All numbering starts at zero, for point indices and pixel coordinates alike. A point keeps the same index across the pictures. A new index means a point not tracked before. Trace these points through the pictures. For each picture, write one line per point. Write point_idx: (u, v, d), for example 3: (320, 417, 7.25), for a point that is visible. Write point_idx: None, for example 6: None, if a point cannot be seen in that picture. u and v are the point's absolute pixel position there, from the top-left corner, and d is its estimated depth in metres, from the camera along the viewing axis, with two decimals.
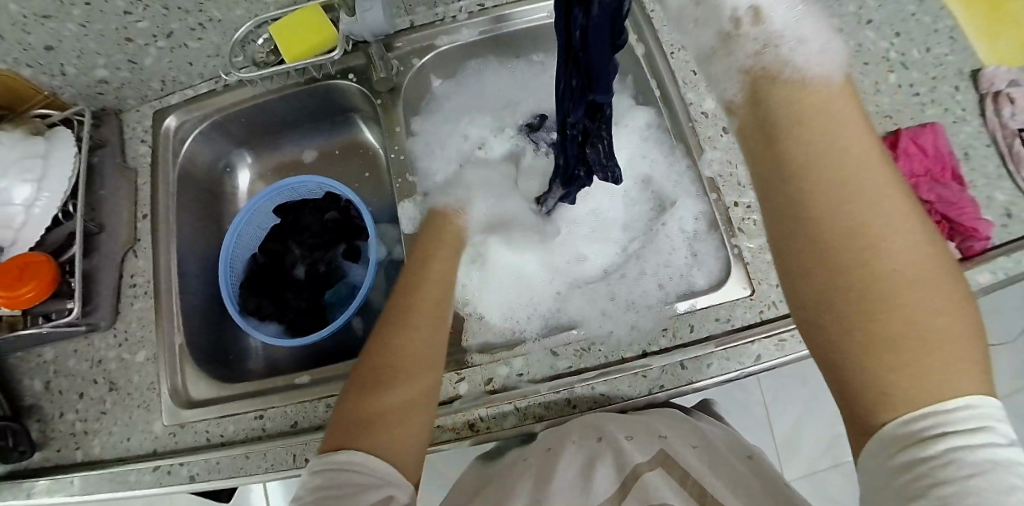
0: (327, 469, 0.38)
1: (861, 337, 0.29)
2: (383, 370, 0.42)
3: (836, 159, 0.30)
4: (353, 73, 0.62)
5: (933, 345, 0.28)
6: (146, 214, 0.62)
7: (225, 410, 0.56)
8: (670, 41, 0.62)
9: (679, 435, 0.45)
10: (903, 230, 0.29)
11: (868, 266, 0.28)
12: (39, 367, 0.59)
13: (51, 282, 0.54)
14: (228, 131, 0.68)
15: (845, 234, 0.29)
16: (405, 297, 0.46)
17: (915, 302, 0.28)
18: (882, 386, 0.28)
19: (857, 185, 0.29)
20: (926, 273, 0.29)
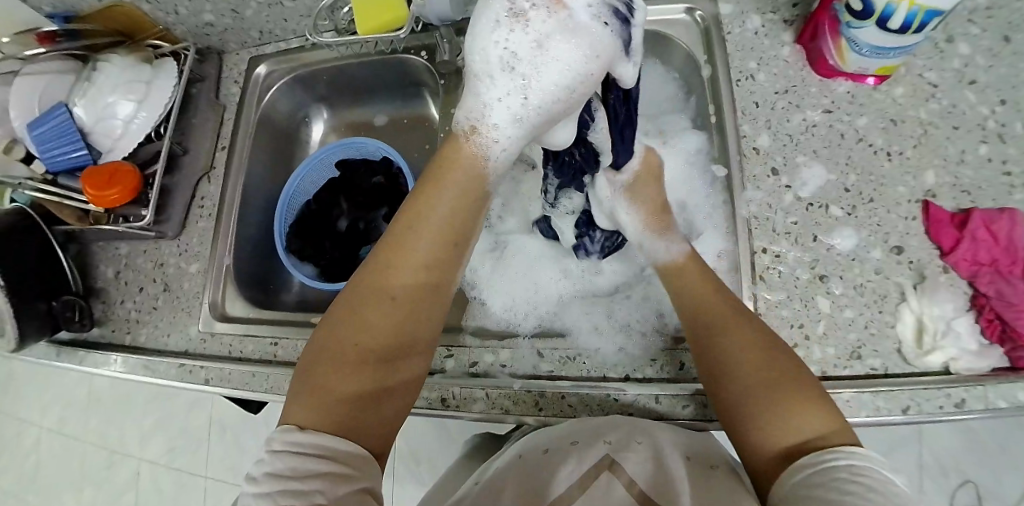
0: (289, 452, 0.35)
1: (726, 407, 0.42)
2: (353, 353, 0.40)
3: (704, 305, 0.46)
4: (424, 50, 0.66)
5: (778, 401, 0.39)
6: (224, 146, 0.71)
7: (248, 330, 0.64)
8: (739, 67, 0.59)
9: (623, 437, 0.43)
10: (741, 336, 0.43)
11: (717, 358, 0.43)
12: (114, 258, 0.70)
13: (133, 190, 0.63)
14: (310, 87, 0.74)
15: (717, 355, 0.44)
16: (392, 271, 0.43)
17: (755, 378, 0.41)
18: (745, 434, 0.40)
19: (709, 309, 0.46)
20: (765, 358, 0.42)
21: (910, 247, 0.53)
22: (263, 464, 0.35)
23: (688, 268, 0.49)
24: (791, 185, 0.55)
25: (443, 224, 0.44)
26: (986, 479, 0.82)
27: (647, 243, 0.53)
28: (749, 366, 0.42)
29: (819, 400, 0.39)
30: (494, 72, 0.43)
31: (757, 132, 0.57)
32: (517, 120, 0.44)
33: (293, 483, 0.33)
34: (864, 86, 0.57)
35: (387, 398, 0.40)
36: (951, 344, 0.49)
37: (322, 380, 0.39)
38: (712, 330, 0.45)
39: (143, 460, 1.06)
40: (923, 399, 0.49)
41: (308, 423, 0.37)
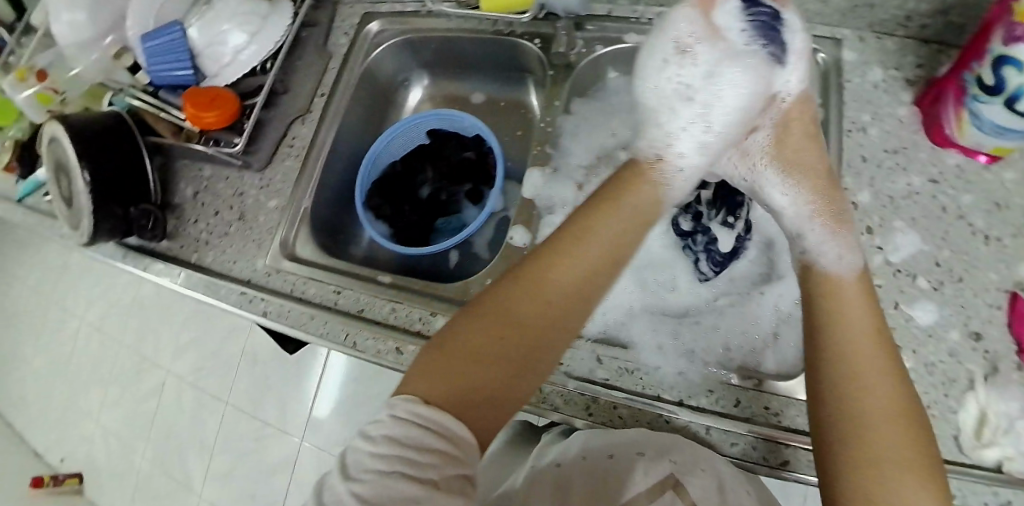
0: (410, 421, 0.34)
1: (829, 448, 0.37)
2: (497, 342, 0.39)
3: (845, 325, 0.40)
4: (539, 38, 0.65)
5: (895, 468, 0.35)
6: (325, 93, 0.71)
7: (313, 274, 0.65)
8: (853, 118, 0.59)
9: (687, 459, 0.43)
10: (880, 387, 0.38)
11: (847, 397, 0.38)
12: (196, 178, 0.72)
13: (229, 117, 0.64)
14: (415, 51, 0.75)
15: (841, 384, 0.38)
16: (561, 272, 0.42)
17: (880, 436, 0.36)
18: (838, 481, 0.36)
19: (846, 331, 0.40)
20: (898, 419, 0.37)
21: (989, 336, 0.52)
22: (382, 426, 0.33)
23: (844, 291, 0.42)
24: (883, 247, 0.55)
25: (614, 242, 0.44)
26: None
27: (815, 238, 0.47)
28: (880, 422, 0.36)
29: (932, 482, 0.35)
30: (673, 103, 0.52)
31: (858, 187, 0.57)
32: (701, 147, 0.51)
33: (410, 454, 0.32)
34: (974, 163, 0.56)
35: (514, 394, 0.39)
36: (1011, 443, 0.48)
37: (455, 357, 0.38)
38: (852, 369, 0.38)
39: (173, 375, 1.11)
40: (969, 492, 0.48)
41: (430, 390, 0.36)
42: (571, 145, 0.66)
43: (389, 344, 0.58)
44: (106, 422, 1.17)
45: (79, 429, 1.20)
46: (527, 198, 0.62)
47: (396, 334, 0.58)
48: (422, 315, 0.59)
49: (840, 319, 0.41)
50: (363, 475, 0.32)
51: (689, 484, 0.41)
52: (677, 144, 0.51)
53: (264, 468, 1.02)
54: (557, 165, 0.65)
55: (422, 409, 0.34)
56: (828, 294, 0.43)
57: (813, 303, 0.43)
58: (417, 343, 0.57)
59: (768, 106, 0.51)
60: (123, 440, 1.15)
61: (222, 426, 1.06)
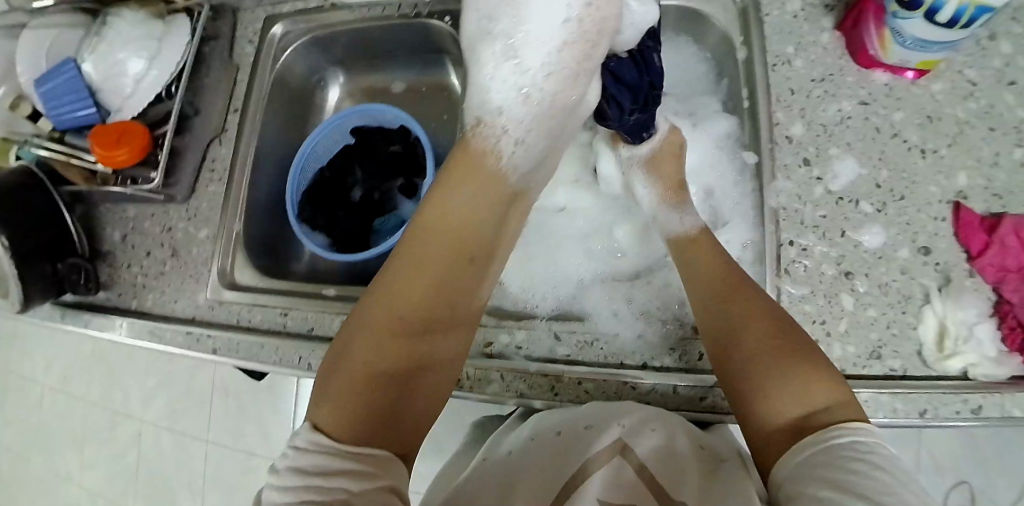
0: (317, 451, 0.35)
1: (729, 385, 0.43)
2: (387, 364, 0.41)
3: (700, 272, 0.49)
4: (449, 16, 0.63)
5: (776, 375, 0.41)
6: (237, 108, 0.68)
7: (256, 299, 0.62)
8: (776, 51, 0.57)
9: (641, 421, 0.43)
10: (740, 317, 0.44)
11: (718, 341, 0.45)
12: (122, 221, 0.69)
13: (143, 149, 0.61)
14: (326, 49, 0.72)
15: (709, 316, 0.46)
16: (434, 284, 0.45)
17: (758, 358, 0.42)
18: (748, 409, 0.42)
19: (701, 275, 0.48)
20: (768, 336, 0.43)
21: (938, 248, 0.52)
22: (290, 461, 0.35)
23: (699, 253, 0.50)
24: (822, 177, 0.54)
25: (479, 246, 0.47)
26: (981, 480, 0.82)
27: (667, 219, 0.55)
28: (750, 347, 0.43)
29: (821, 371, 0.40)
30: (488, 40, 0.47)
31: (790, 121, 0.56)
32: (524, 91, 0.47)
33: (321, 481, 0.34)
34: (903, 80, 0.56)
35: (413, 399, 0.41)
36: (972, 350, 0.49)
37: (346, 386, 0.40)
38: (716, 315, 0.46)
39: (147, 421, 1.07)
40: (940, 403, 0.48)
41: (332, 412, 0.38)
42: None
43: None
44: (87, 481, 1.13)
45: (62, 493, 1.16)
46: None
47: None
48: None
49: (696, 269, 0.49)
50: None
51: (638, 445, 0.41)
52: (494, 91, 0.48)
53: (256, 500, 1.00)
54: None
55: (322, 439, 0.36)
56: (688, 260, 0.51)
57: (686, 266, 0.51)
58: None
59: (607, 9, 0.44)
60: (110, 495, 1.11)
61: (206, 466, 1.03)
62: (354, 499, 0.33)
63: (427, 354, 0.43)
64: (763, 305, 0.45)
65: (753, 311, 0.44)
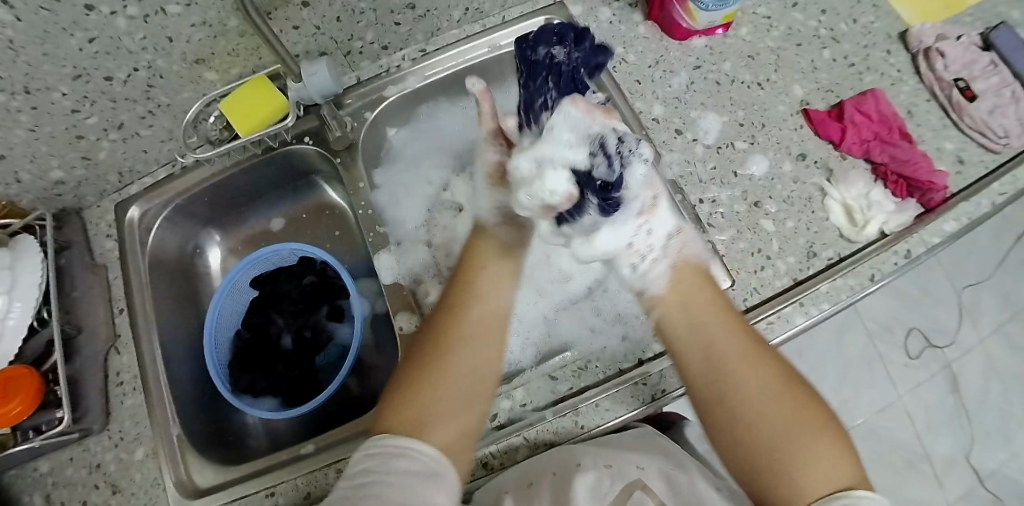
0: (385, 450, 0.39)
1: (738, 446, 0.42)
2: (437, 381, 0.44)
3: (703, 324, 0.46)
4: (309, 136, 0.62)
5: (808, 444, 0.40)
6: (123, 308, 0.62)
7: (233, 493, 0.56)
8: (610, 54, 0.63)
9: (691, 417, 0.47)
10: (748, 374, 0.43)
11: (733, 396, 0.43)
12: (37, 481, 0.58)
13: (35, 396, 0.53)
14: (192, 213, 0.67)
15: (718, 376, 0.44)
16: (455, 335, 0.46)
17: (775, 424, 0.41)
18: (761, 480, 0.41)
19: (705, 325, 0.46)
20: (784, 401, 0.42)
21: (811, 150, 0.59)
22: (359, 462, 0.38)
23: (691, 299, 0.47)
24: (697, 138, 0.60)
25: (478, 292, 0.49)
26: (921, 317, 0.93)
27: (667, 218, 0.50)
28: (762, 414, 0.42)
29: (836, 443, 0.41)
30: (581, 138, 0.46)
31: (649, 105, 0.61)
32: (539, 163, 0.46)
33: (367, 480, 0.36)
34: (716, 37, 0.64)
35: (465, 421, 0.43)
36: (877, 213, 0.56)
37: (410, 401, 0.43)
38: (732, 373, 0.44)
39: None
40: (879, 265, 0.54)
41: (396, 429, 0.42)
42: (397, 214, 0.63)
43: None
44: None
45: None
46: (391, 283, 0.57)
47: None
48: None
49: (699, 320, 0.46)
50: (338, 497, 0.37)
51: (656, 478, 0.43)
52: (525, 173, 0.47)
53: None
54: (397, 239, 0.62)
55: (391, 441, 0.39)
56: (681, 308, 0.48)
57: (675, 317, 0.48)
58: None
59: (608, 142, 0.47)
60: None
61: None
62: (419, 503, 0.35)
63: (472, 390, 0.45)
64: (778, 368, 0.44)
65: (767, 369, 0.43)
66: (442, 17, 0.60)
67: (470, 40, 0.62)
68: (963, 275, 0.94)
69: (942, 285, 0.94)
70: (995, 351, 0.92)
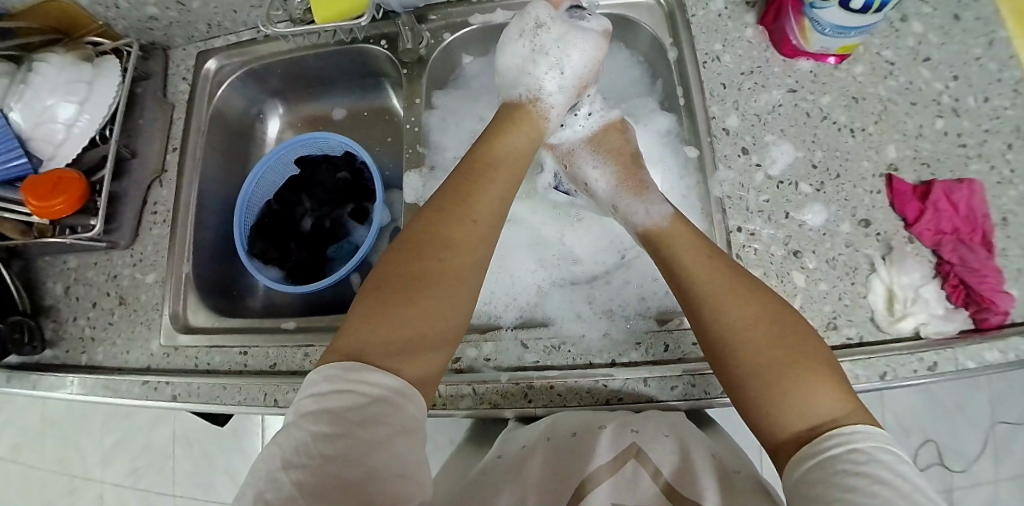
0: (360, 399, 0.37)
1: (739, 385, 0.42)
2: (408, 270, 0.45)
3: (698, 271, 0.46)
4: (385, 39, 0.62)
5: (796, 377, 0.40)
6: (176, 147, 0.67)
7: (215, 341, 0.61)
8: (706, 49, 0.59)
9: (651, 429, 0.47)
10: (733, 310, 0.44)
11: (711, 333, 0.44)
12: (63, 273, 0.68)
13: (79, 199, 0.60)
14: (263, 81, 0.70)
15: (709, 322, 0.44)
16: (444, 264, 0.45)
17: (763, 354, 0.41)
18: (770, 414, 0.40)
19: (701, 269, 0.46)
20: (768, 330, 0.42)
21: (877, 219, 0.54)
22: (331, 402, 0.37)
23: (699, 245, 0.48)
24: (762, 163, 0.55)
25: (471, 227, 0.48)
26: (945, 435, 0.86)
27: (625, 203, 0.56)
28: (764, 342, 0.42)
29: (826, 374, 0.40)
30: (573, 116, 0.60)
31: (725, 113, 0.57)
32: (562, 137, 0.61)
33: (348, 432, 0.35)
34: (826, 65, 0.58)
35: (420, 314, 0.43)
36: (920, 310, 0.51)
37: (376, 301, 0.43)
38: (714, 309, 0.44)
39: (107, 483, 1.03)
40: (898, 364, 0.50)
41: (358, 326, 0.42)
42: (440, 140, 0.63)
43: None
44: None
45: None
46: (411, 204, 0.58)
47: None
48: None
49: (691, 269, 0.47)
50: (306, 453, 0.35)
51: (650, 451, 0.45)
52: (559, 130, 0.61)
53: None
54: (434, 164, 0.62)
55: (373, 378, 0.39)
56: (680, 253, 0.48)
57: (670, 268, 0.49)
58: None
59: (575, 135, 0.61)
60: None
61: None
62: (391, 473, 0.35)
63: (443, 304, 0.44)
64: (767, 305, 0.44)
65: (746, 298, 0.44)
66: None
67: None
68: (1010, 411, 0.85)
69: (981, 411, 0.85)
70: (1009, 499, 0.84)
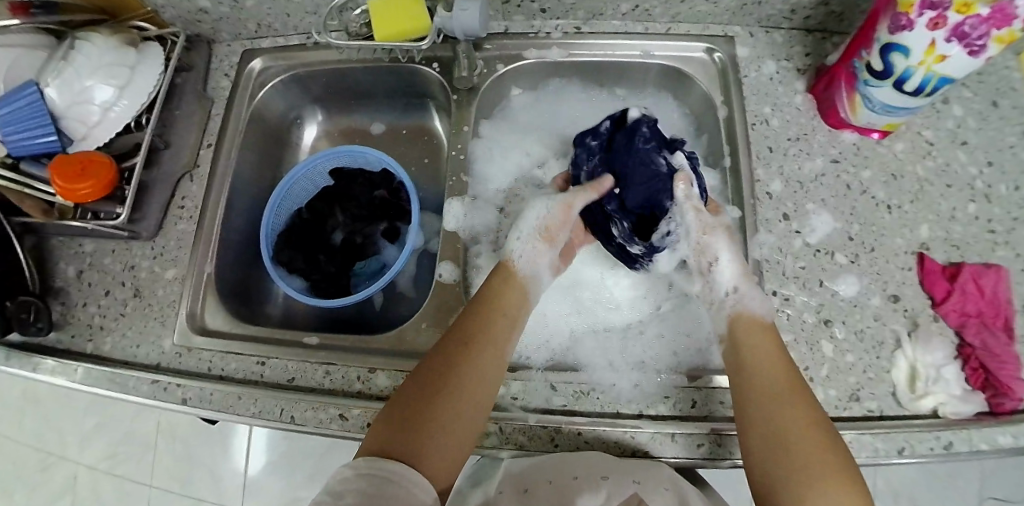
0: (377, 480, 0.38)
1: (761, 471, 0.42)
2: (436, 385, 0.45)
3: (760, 359, 0.47)
4: (437, 62, 0.63)
5: (829, 487, 0.40)
6: (211, 143, 0.66)
7: (231, 347, 0.60)
8: (755, 110, 0.60)
9: (652, 479, 0.45)
10: (788, 405, 0.44)
11: (759, 421, 0.44)
12: (77, 256, 0.66)
13: (107, 185, 0.58)
14: (306, 87, 0.69)
15: (760, 407, 0.44)
16: (480, 368, 0.46)
17: (804, 457, 0.41)
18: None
19: (765, 357, 0.47)
20: (817, 436, 0.42)
21: (906, 296, 0.55)
22: (351, 483, 0.38)
23: (766, 336, 0.48)
24: (801, 230, 0.56)
25: (508, 318, 0.50)
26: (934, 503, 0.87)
27: (748, 292, 0.51)
28: (805, 446, 0.42)
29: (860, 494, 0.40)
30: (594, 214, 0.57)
31: (770, 177, 0.57)
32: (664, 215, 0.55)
33: (366, 504, 0.36)
34: (869, 139, 0.60)
35: (450, 422, 0.43)
36: (941, 390, 0.52)
37: (402, 409, 0.43)
38: (761, 393, 0.45)
39: (82, 465, 0.98)
40: (917, 441, 0.51)
41: (384, 434, 0.42)
42: (484, 170, 0.63)
43: (331, 412, 0.54)
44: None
45: None
46: (450, 231, 0.59)
47: (337, 399, 0.54)
48: (359, 373, 0.55)
49: (754, 355, 0.47)
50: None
51: (653, 502, 0.43)
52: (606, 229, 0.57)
53: None
54: (475, 194, 0.62)
55: (405, 470, 0.39)
56: (744, 340, 0.49)
57: (733, 353, 0.49)
58: (361, 406, 0.53)
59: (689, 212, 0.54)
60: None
61: None
62: None
63: (465, 415, 0.44)
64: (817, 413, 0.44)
65: (802, 399, 0.44)
66: (610, 4, 0.61)
67: (621, 39, 0.63)
68: (998, 486, 0.87)
69: (971, 483, 0.87)
70: None
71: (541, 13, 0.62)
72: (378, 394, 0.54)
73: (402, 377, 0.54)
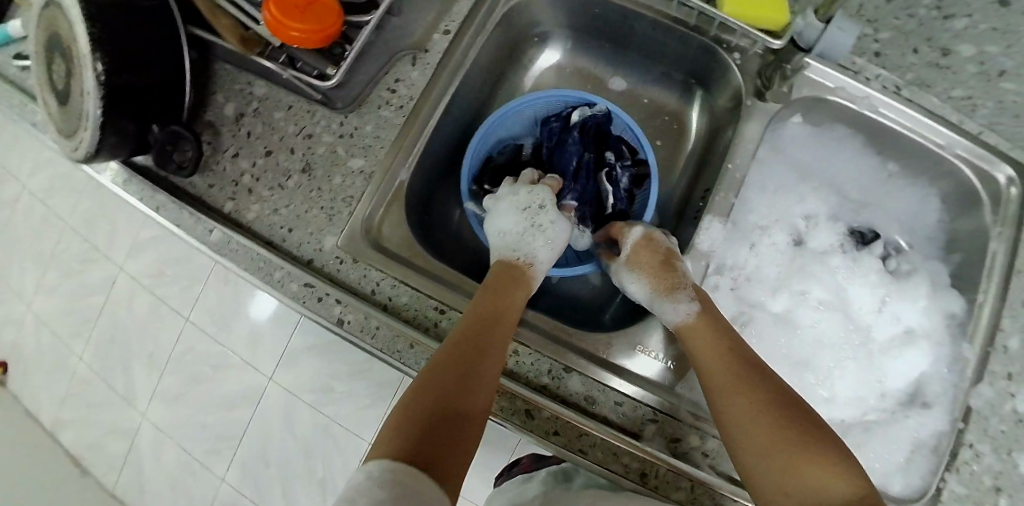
0: (389, 486, 0.34)
1: (758, 476, 0.41)
2: (452, 389, 0.41)
3: (720, 350, 0.46)
4: (739, 53, 0.54)
5: (811, 467, 0.39)
6: (448, 31, 0.55)
7: (407, 276, 0.50)
8: None
9: None
10: (748, 393, 0.43)
11: (726, 418, 0.43)
12: (240, 95, 0.55)
13: (322, 33, 0.48)
14: (575, 11, 0.60)
15: (728, 399, 0.43)
16: (494, 371, 0.43)
17: (777, 440, 0.41)
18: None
19: (705, 352, 0.46)
20: (782, 421, 0.42)
21: None
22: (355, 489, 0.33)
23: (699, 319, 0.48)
24: None
25: (506, 315, 0.47)
26: None
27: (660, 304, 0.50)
28: (769, 430, 0.41)
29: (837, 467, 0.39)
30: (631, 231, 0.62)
31: None
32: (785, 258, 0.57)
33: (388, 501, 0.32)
34: None
35: (465, 426, 0.40)
36: None
37: (417, 411, 0.40)
38: (728, 380, 0.44)
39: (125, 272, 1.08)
40: None
41: (389, 442, 0.38)
42: (749, 195, 0.59)
43: (517, 403, 0.49)
44: (40, 311, 1.15)
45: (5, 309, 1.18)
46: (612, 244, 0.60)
47: (525, 391, 0.49)
48: (552, 366, 0.50)
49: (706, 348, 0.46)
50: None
51: None
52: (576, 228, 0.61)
53: (225, 398, 1.03)
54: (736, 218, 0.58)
55: (420, 474, 0.35)
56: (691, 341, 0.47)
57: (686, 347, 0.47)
58: (553, 410, 0.48)
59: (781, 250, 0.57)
60: (71, 327, 1.13)
61: (176, 350, 1.06)
62: None
63: (477, 415, 0.41)
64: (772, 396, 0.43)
65: (750, 383, 0.44)
66: (948, 79, 0.51)
67: (934, 119, 0.53)
68: None
69: None
70: None
71: (873, 54, 0.53)
72: (567, 398, 0.49)
73: (600, 389, 0.49)
